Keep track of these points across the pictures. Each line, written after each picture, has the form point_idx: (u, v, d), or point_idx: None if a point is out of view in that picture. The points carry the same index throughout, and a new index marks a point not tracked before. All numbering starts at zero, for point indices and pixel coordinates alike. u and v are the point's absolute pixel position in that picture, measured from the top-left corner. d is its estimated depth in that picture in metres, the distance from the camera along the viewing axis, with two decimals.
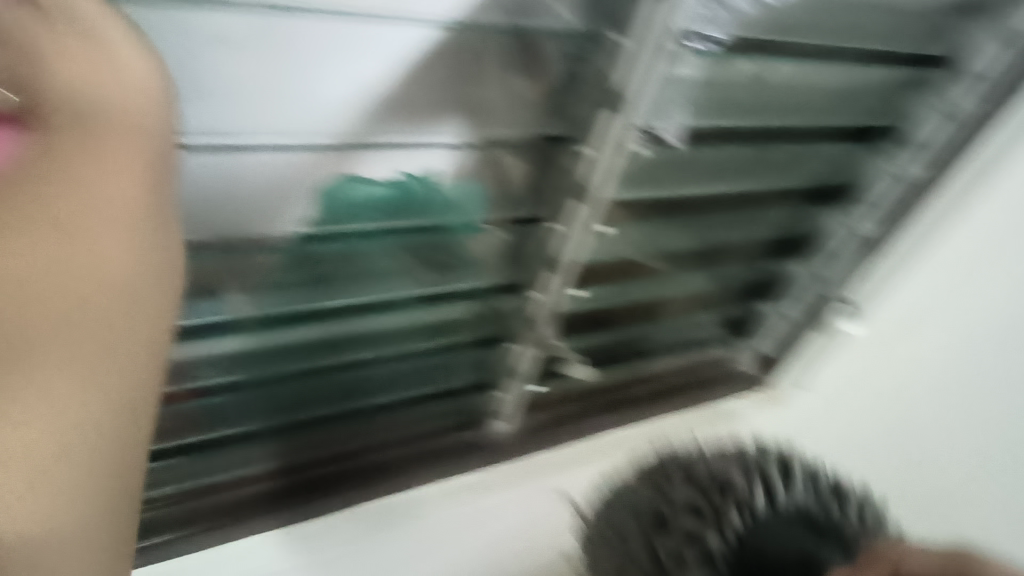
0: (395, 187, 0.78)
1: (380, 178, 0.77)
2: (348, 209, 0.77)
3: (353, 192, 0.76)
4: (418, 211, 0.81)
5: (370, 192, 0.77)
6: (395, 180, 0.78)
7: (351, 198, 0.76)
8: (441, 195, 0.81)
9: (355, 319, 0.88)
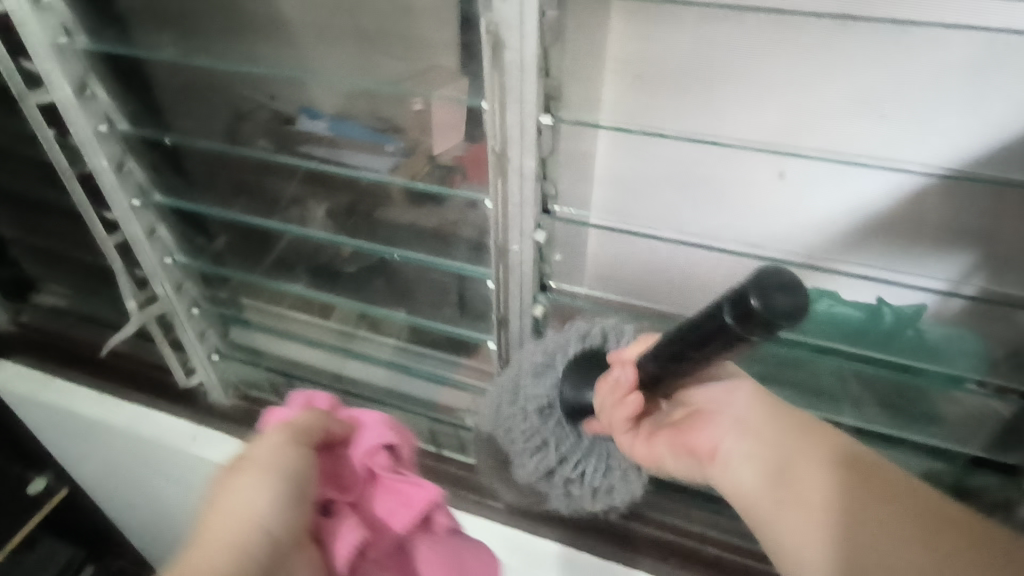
0: (866, 313, 0.82)
1: (850, 302, 0.83)
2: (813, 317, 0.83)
3: (817, 308, 0.83)
4: (881, 340, 0.81)
5: (842, 315, 0.83)
6: (867, 309, 0.82)
7: (814, 310, 0.83)
8: (915, 337, 0.80)
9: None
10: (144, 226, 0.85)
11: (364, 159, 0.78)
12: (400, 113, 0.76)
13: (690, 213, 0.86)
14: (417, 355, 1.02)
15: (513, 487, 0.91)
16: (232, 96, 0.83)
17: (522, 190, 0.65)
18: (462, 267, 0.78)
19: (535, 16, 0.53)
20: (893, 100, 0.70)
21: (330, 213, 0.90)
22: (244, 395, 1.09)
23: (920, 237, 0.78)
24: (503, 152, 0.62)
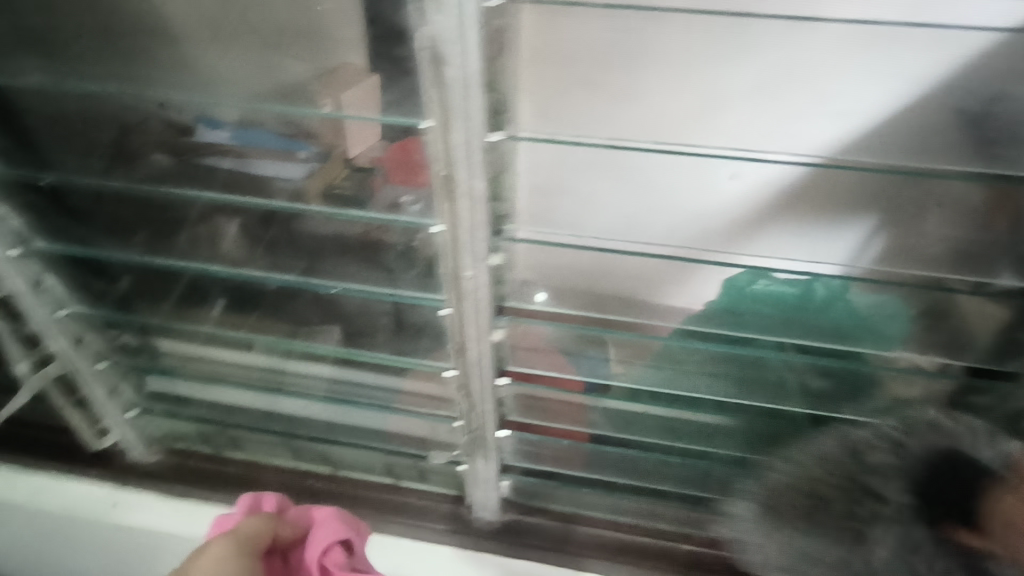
0: (799, 289, 0.76)
1: (781, 279, 0.76)
2: (745, 299, 0.78)
3: (752, 288, 0.77)
4: (824, 320, 0.78)
5: (778, 293, 0.77)
6: (800, 284, 0.76)
7: (750, 292, 0.77)
8: (846, 307, 0.76)
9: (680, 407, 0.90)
10: (27, 278, 0.81)
11: (275, 169, 0.72)
12: (311, 117, 0.68)
13: (628, 205, 0.71)
14: (352, 382, 0.97)
15: (491, 508, 0.98)
16: (112, 110, 0.72)
17: (473, 214, 0.60)
18: (416, 297, 0.77)
19: (476, 30, 0.48)
20: (772, 70, 0.60)
21: (243, 229, 0.81)
22: (168, 449, 1.05)
23: (849, 210, 0.69)
24: (452, 176, 0.57)
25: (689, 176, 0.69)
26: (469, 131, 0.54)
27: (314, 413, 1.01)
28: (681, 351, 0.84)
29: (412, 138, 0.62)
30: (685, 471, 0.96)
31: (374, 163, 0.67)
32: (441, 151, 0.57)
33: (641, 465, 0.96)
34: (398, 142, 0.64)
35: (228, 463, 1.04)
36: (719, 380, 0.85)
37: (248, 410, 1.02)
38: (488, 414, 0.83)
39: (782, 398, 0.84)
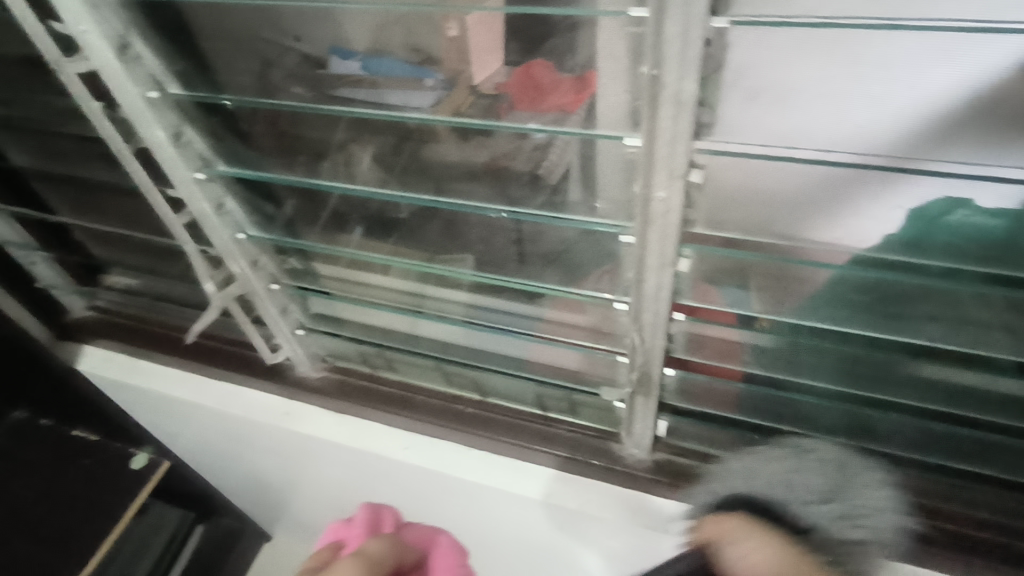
0: (1007, 220, 0.61)
1: (986, 209, 0.62)
2: (935, 232, 0.64)
3: (946, 220, 0.63)
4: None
5: (979, 226, 0.62)
6: (1008, 214, 0.61)
7: (943, 224, 0.63)
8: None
9: (846, 345, 0.78)
10: (211, 200, 0.88)
11: (404, 98, 0.75)
12: (435, 41, 0.71)
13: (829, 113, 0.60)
14: (491, 309, 0.97)
15: (643, 445, 0.94)
16: (255, 45, 0.78)
17: (677, 121, 0.55)
18: (587, 222, 0.71)
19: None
20: None
21: (376, 158, 0.85)
22: (332, 365, 1.15)
23: None
24: (659, 77, 0.52)
25: (909, 66, 0.55)
26: (687, 17, 0.48)
27: (447, 337, 1.05)
28: (849, 284, 0.72)
29: (536, 60, 0.66)
30: (851, 421, 0.84)
31: (499, 90, 0.70)
32: (649, 46, 0.51)
33: (800, 412, 0.86)
34: (522, 65, 0.68)
35: (383, 383, 1.10)
36: (901, 320, 0.72)
37: (396, 333, 1.08)
38: (659, 347, 0.79)
39: (983, 342, 0.69)
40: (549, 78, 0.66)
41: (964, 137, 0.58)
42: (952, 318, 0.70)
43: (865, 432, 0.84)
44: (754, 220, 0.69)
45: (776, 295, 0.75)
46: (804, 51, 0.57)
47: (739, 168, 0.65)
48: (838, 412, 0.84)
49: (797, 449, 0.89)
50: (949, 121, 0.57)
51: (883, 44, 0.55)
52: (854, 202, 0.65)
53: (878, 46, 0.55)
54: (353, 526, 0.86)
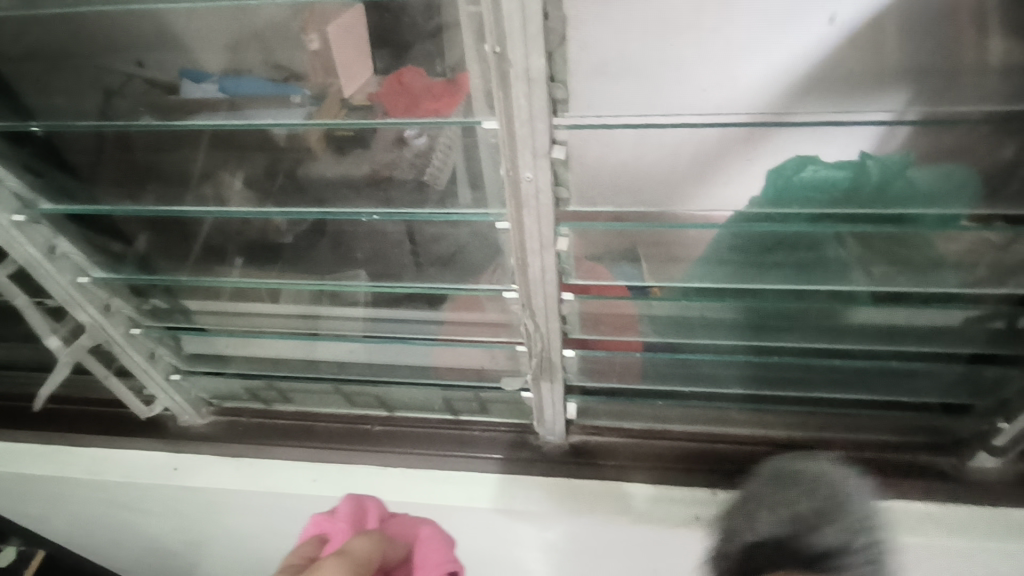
0: (851, 171, 0.68)
1: (831, 163, 0.68)
2: (793, 189, 0.69)
3: (800, 177, 0.68)
4: (877, 200, 0.68)
5: (829, 179, 0.68)
6: (851, 165, 0.67)
7: (798, 181, 0.69)
8: (908, 185, 0.67)
9: (745, 303, 0.82)
10: (39, 242, 0.78)
11: (270, 115, 0.69)
12: (297, 58, 0.68)
13: (676, 87, 0.61)
14: (389, 320, 0.93)
15: (559, 431, 0.95)
16: (91, 74, 0.72)
17: (531, 99, 0.55)
18: (464, 215, 0.70)
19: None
20: None
21: (245, 181, 0.79)
22: (220, 409, 1.06)
23: (918, 53, 0.58)
24: (506, 55, 0.52)
25: (762, 27, 0.58)
26: None
27: (349, 354, 0.99)
28: (729, 242, 0.75)
29: (406, 69, 0.64)
30: (751, 371, 0.89)
31: (373, 99, 0.67)
32: (490, 26, 0.51)
33: (701, 370, 0.90)
34: (392, 73, 0.66)
35: (281, 416, 1.04)
36: (781, 270, 0.77)
37: (290, 361, 1.01)
38: (557, 330, 0.79)
39: (845, 280, 0.76)
40: (420, 85, 0.64)
41: (812, 90, 0.61)
42: (815, 261, 0.76)
43: (756, 380, 0.90)
44: (633, 197, 0.70)
45: (664, 265, 0.78)
46: (656, 32, 0.58)
47: (608, 147, 0.65)
48: (728, 366, 0.89)
49: (695, 403, 0.95)
50: (802, 79, 0.60)
51: (737, 12, 0.57)
52: (727, 167, 0.68)
53: (728, 15, 0.57)
54: (335, 519, 0.73)
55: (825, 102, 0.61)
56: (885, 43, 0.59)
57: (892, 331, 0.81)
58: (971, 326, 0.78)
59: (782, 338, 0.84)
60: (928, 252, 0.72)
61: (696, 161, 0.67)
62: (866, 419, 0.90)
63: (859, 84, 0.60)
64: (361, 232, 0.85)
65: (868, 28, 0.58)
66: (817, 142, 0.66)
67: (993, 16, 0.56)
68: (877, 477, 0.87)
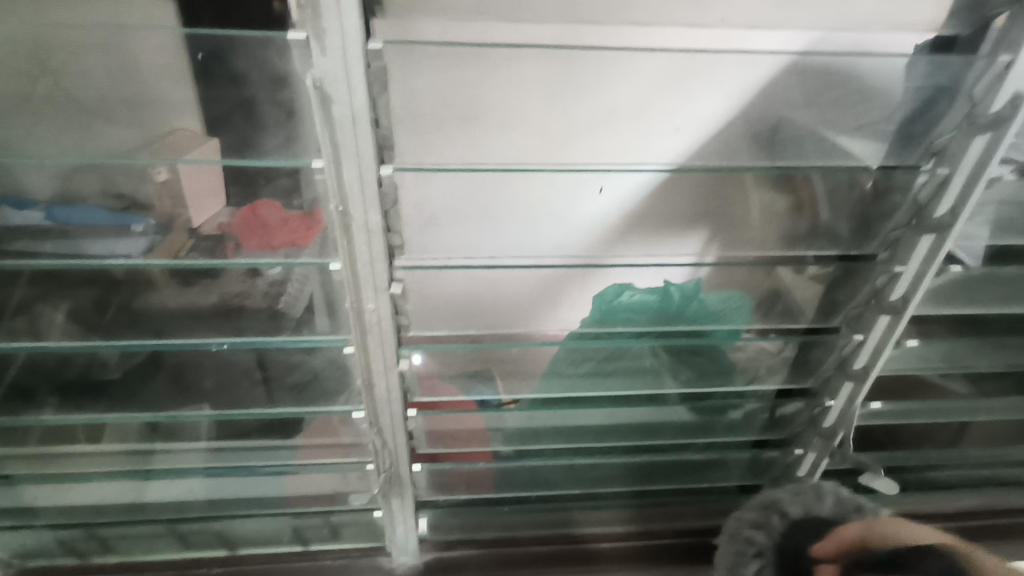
0: (658, 295, 0.83)
1: (642, 287, 0.83)
2: (614, 312, 0.83)
3: (619, 301, 0.83)
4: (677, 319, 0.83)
5: (642, 301, 0.83)
6: (658, 290, 0.83)
7: (618, 305, 0.83)
8: (702, 308, 0.83)
9: (576, 411, 0.92)
10: None
11: (106, 247, 0.69)
12: (143, 188, 0.70)
13: (503, 232, 0.73)
14: (234, 449, 0.92)
15: (412, 549, 0.96)
16: None
17: (371, 246, 0.62)
18: (313, 340, 0.73)
19: (361, 66, 0.51)
20: (619, 104, 0.71)
21: (72, 313, 0.77)
22: (22, 569, 0.93)
23: (691, 216, 0.76)
24: (347, 211, 0.59)
25: (578, 193, 0.73)
26: (361, 165, 0.56)
27: (186, 493, 0.95)
28: (564, 356, 0.87)
29: (263, 199, 0.70)
30: (590, 472, 0.99)
31: (224, 230, 0.71)
32: (332, 186, 0.58)
33: (539, 476, 0.99)
34: (246, 205, 0.71)
35: (100, 570, 0.94)
36: (603, 380, 0.88)
37: (113, 507, 0.94)
38: (404, 445, 0.83)
39: (660, 381, 0.89)
40: (276, 216, 0.70)
41: (614, 233, 0.78)
42: (618, 366, 0.89)
43: (590, 477, 0.99)
44: (466, 317, 0.79)
45: (506, 383, 0.87)
46: (495, 190, 0.70)
47: (450, 279, 0.75)
48: (573, 469, 0.99)
49: (536, 501, 1.00)
50: (608, 242, 0.78)
51: (558, 184, 0.72)
52: (562, 290, 0.82)
53: (548, 182, 0.71)
54: None
55: (623, 247, 0.79)
56: (669, 202, 0.76)
57: (692, 424, 0.95)
58: (755, 417, 0.95)
59: (607, 440, 0.93)
60: (720, 356, 0.88)
61: (530, 290, 0.81)
62: (681, 504, 1.02)
63: (648, 234, 0.79)
64: (205, 364, 0.86)
65: (653, 199, 0.76)
66: (628, 274, 0.82)
67: (746, 179, 0.72)
68: (697, 562, 0.97)
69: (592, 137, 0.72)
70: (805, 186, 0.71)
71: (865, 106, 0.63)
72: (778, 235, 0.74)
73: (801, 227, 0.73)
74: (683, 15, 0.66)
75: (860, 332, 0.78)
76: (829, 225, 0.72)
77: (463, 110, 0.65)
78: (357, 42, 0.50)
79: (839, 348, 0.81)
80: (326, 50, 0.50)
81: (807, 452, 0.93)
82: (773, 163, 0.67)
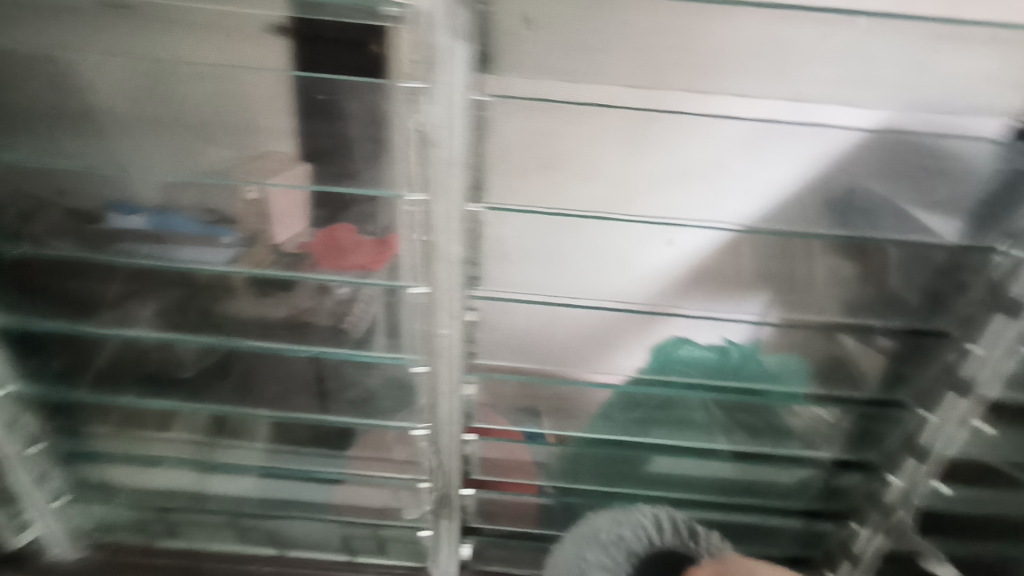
0: (717, 352, 0.80)
1: (702, 343, 0.80)
2: (669, 364, 0.81)
3: (677, 353, 0.80)
4: (735, 377, 0.81)
5: (700, 357, 0.80)
6: (717, 347, 0.80)
7: (676, 357, 0.80)
8: (761, 369, 0.80)
9: (631, 455, 0.90)
10: None
11: (194, 254, 0.77)
12: (230, 202, 0.75)
13: (569, 273, 0.73)
14: (292, 452, 0.96)
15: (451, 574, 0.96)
16: (16, 195, 0.76)
17: (450, 277, 0.65)
18: (383, 357, 0.79)
19: (464, 116, 0.55)
20: (695, 162, 0.65)
21: (158, 313, 0.84)
22: (96, 542, 1.00)
23: (760, 274, 0.74)
24: (434, 242, 0.62)
25: (644, 243, 0.72)
26: (450, 202, 0.59)
27: (246, 489, 1.00)
28: (615, 402, 0.85)
29: (340, 225, 0.74)
30: None
31: (303, 249, 0.75)
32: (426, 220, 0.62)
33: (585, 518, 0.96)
34: (325, 228, 0.75)
35: (163, 553, 0.99)
36: (654, 430, 0.88)
37: (180, 494, 1.00)
38: (456, 469, 0.84)
39: (711, 435, 0.88)
40: (351, 240, 0.74)
41: (677, 289, 0.75)
42: (671, 415, 0.87)
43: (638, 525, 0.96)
44: (524, 351, 0.80)
45: (558, 417, 0.87)
46: (564, 234, 0.70)
47: (515, 315, 0.76)
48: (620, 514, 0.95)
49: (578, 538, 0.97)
50: (673, 295, 0.75)
51: (626, 235, 0.71)
52: (618, 338, 0.80)
53: (616, 230, 0.71)
54: None
55: (684, 301, 0.76)
56: (739, 260, 0.73)
57: (748, 483, 0.91)
58: (810, 486, 0.90)
59: (654, 489, 0.93)
60: (778, 421, 0.86)
61: (588, 332, 0.80)
62: None
63: (714, 291, 0.75)
64: (271, 370, 0.90)
65: (722, 256, 0.73)
66: (690, 326, 0.79)
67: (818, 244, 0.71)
68: None
69: (661, 193, 0.67)
70: (877, 255, 0.71)
71: (940, 183, 0.64)
72: (845, 299, 0.74)
73: (867, 294, 0.73)
74: (758, 85, 0.59)
75: (926, 408, 0.76)
76: (898, 293, 0.72)
77: (542, 158, 0.65)
78: (462, 95, 0.55)
79: (905, 424, 0.80)
80: (434, 100, 0.55)
81: (861, 528, 0.87)
82: (840, 230, 0.68)
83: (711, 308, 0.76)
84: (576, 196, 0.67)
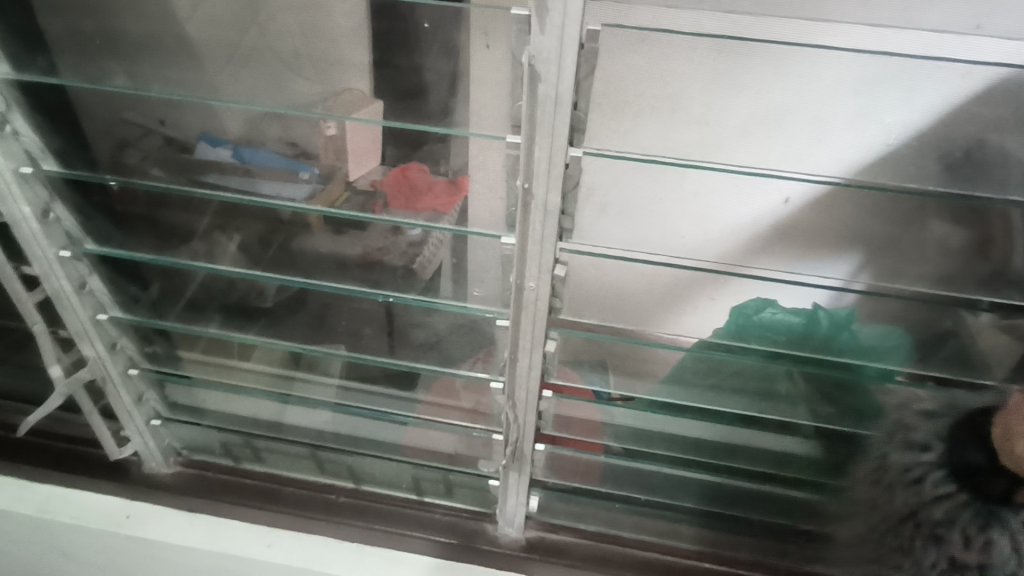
0: (804, 318, 0.75)
1: (784, 307, 0.77)
2: (753, 328, 0.77)
3: (759, 316, 0.76)
4: (824, 347, 0.75)
5: (785, 322, 0.76)
6: (804, 312, 0.75)
7: (757, 321, 0.77)
8: (852, 338, 0.74)
9: (701, 423, 0.87)
10: (73, 278, 0.80)
11: (277, 188, 0.76)
12: (312, 139, 0.75)
13: (654, 222, 0.68)
14: (361, 390, 0.99)
15: (517, 524, 0.95)
16: (113, 124, 0.78)
17: (545, 226, 0.61)
18: (465, 306, 0.74)
19: (576, 47, 0.50)
20: (797, 104, 0.59)
21: (242, 247, 0.86)
22: (187, 461, 1.06)
23: (858, 231, 0.67)
24: (529, 187, 0.58)
25: (732, 192, 0.67)
26: (552, 142, 0.55)
27: (319, 424, 1.03)
28: (687, 365, 0.82)
29: (414, 163, 0.72)
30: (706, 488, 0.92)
31: (377, 187, 0.74)
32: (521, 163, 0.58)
33: (652, 482, 0.93)
34: (399, 166, 0.73)
35: (247, 476, 1.04)
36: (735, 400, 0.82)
37: (262, 422, 1.04)
38: (533, 423, 0.82)
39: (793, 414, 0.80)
40: (424, 182, 0.72)
41: (761, 243, 0.70)
42: (748, 381, 0.82)
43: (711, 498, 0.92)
44: (604, 307, 0.76)
45: (630, 373, 0.84)
46: (648, 181, 0.65)
47: (597, 266, 0.72)
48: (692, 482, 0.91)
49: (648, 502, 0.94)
50: (757, 252, 0.70)
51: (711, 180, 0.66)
52: (693, 293, 0.78)
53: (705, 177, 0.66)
54: None
55: (764, 257, 0.70)
56: (836, 211, 0.67)
57: None
58: None
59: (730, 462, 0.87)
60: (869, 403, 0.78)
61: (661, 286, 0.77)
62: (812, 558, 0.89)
63: (803, 249, 0.69)
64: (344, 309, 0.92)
65: (816, 210, 0.67)
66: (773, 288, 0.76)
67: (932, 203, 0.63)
68: None
69: (755, 137, 0.61)
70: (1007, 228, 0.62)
71: None
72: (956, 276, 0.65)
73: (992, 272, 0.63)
74: (889, 11, 0.52)
75: None
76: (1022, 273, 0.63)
77: (624, 97, 0.59)
78: (577, 23, 0.49)
79: None
80: (545, 29, 0.49)
81: None
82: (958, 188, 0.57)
83: (797, 266, 0.70)
84: (660, 137, 0.62)
